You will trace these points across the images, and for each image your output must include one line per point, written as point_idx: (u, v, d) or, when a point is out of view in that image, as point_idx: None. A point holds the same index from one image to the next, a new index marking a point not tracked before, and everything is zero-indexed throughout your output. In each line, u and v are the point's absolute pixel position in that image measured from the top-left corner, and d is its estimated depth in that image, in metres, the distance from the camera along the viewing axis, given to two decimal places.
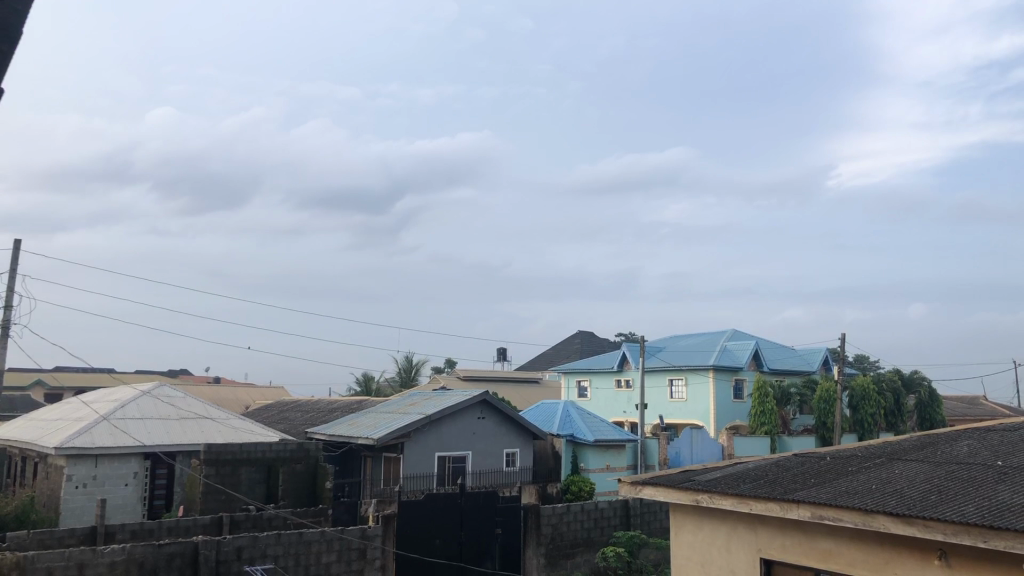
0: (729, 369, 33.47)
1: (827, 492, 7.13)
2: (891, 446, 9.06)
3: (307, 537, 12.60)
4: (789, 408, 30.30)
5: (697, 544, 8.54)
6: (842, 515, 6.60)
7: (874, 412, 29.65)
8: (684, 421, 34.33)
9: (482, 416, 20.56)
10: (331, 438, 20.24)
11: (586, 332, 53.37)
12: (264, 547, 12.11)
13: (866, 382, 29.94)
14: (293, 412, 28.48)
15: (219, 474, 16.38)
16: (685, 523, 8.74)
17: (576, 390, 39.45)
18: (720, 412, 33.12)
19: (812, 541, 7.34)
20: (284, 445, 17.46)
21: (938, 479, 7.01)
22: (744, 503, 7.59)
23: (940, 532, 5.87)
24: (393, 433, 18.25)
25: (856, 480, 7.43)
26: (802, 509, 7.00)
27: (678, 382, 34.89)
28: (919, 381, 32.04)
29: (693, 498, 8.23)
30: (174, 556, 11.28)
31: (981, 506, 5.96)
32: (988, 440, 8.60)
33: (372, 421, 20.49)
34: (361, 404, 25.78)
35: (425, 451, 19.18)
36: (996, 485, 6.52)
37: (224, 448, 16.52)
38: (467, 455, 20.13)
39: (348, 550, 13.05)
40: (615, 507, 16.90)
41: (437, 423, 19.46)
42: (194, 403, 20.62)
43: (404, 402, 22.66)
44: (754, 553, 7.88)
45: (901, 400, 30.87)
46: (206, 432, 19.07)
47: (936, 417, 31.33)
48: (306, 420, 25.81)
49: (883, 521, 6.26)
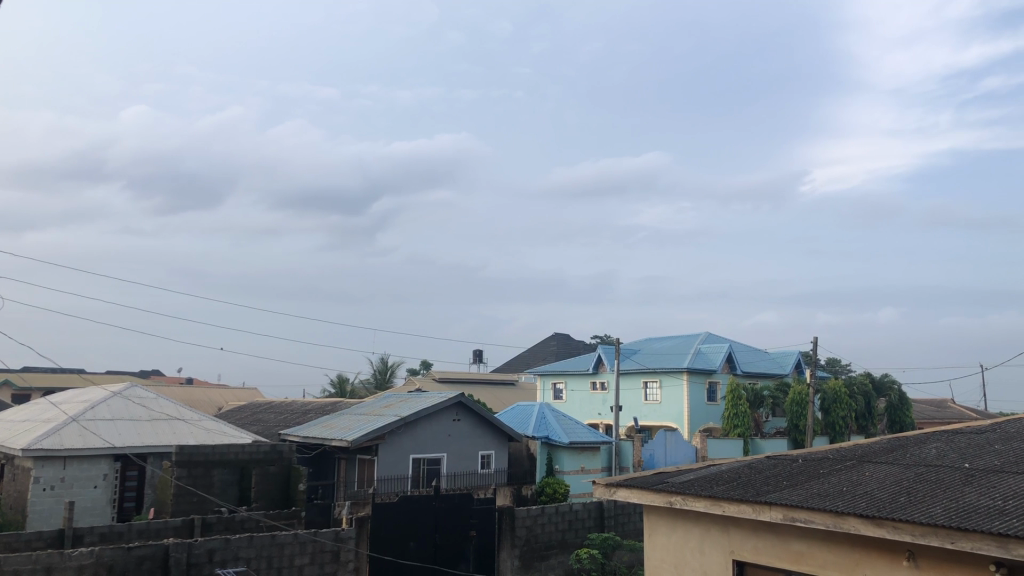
0: (703, 372, 33.69)
1: (798, 495, 7.19)
2: (861, 449, 9.16)
3: (280, 540, 12.49)
4: (762, 411, 30.56)
5: (671, 547, 8.59)
6: (813, 517, 6.67)
7: (845, 415, 29.98)
8: (658, 423, 34.49)
9: (457, 418, 20.53)
10: (304, 440, 20.11)
11: (561, 335, 53.43)
12: (236, 550, 12.00)
13: (837, 386, 30.25)
14: (266, 414, 28.25)
15: (191, 476, 16.22)
16: (659, 525, 8.79)
17: (552, 392, 39.51)
18: (694, 415, 33.33)
19: (784, 543, 7.41)
20: (257, 446, 17.31)
21: (907, 481, 7.10)
22: (717, 505, 7.64)
23: (910, 533, 5.94)
24: (368, 434, 18.16)
25: (828, 483, 7.51)
26: (774, 511, 7.05)
27: (652, 385, 35.06)
28: (889, 385, 32.41)
29: (667, 499, 8.27)
30: (144, 559, 11.12)
31: (948, 507, 6.07)
32: (956, 442, 8.73)
33: (347, 422, 20.40)
34: (335, 406, 25.66)
35: (400, 452, 19.11)
36: (964, 487, 6.63)
37: (196, 449, 16.35)
38: (442, 457, 20.09)
39: (321, 552, 12.96)
40: (590, 509, 16.94)
41: (412, 424, 19.40)
42: (167, 404, 20.40)
43: (378, 404, 22.50)
44: (727, 555, 7.93)
45: (872, 403, 31.24)
46: (178, 433, 18.87)
47: (906, 420, 31.71)
48: (279, 422, 25.63)
49: (853, 522, 6.34)
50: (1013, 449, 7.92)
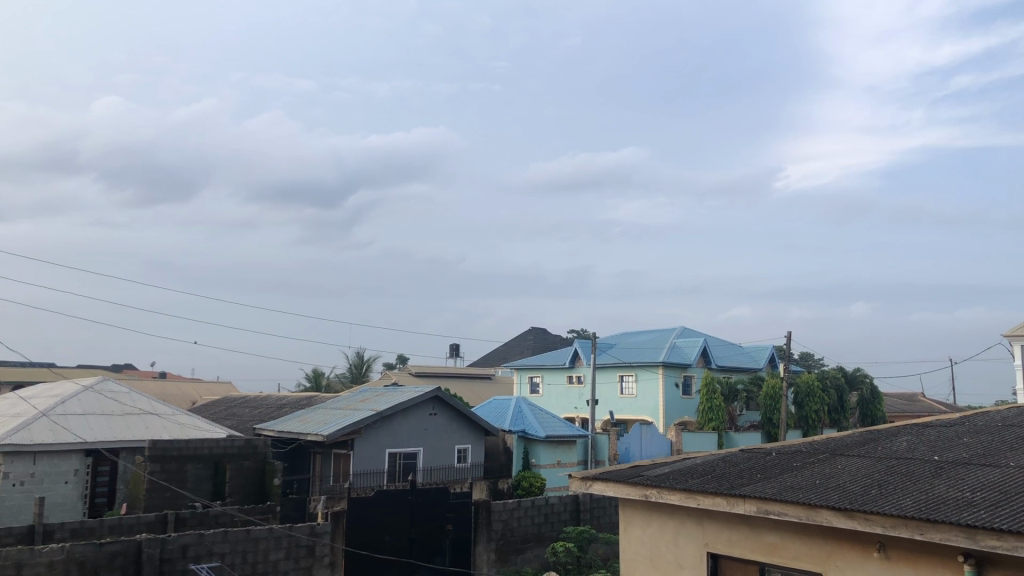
0: (678, 366, 33.90)
1: (772, 487, 7.27)
2: (833, 442, 9.28)
3: (255, 534, 12.45)
4: (736, 404, 30.82)
5: (646, 539, 8.65)
6: (787, 510, 6.75)
7: (818, 409, 30.33)
8: (634, 417, 34.68)
9: (434, 412, 20.51)
10: (279, 434, 20.00)
11: (538, 329, 53.51)
12: (210, 545, 11.92)
13: (810, 380, 30.59)
14: (241, 408, 28.05)
15: (164, 471, 16.05)
16: (634, 518, 8.85)
17: (528, 386, 39.59)
18: (669, 409, 33.55)
19: (757, 535, 7.48)
20: (231, 441, 17.20)
21: (878, 474, 7.20)
22: (692, 498, 7.70)
23: (880, 525, 6.03)
24: (343, 429, 18.09)
25: (801, 476, 7.60)
26: (748, 503, 7.12)
27: (628, 378, 35.24)
28: (861, 379, 32.79)
29: (642, 492, 8.32)
30: (116, 555, 10.98)
31: (918, 500, 6.16)
32: (926, 435, 8.87)
33: (322, 416, 20.30)
34: (310, 400, 25.56)
35: (376, 447, 19.06)
36: (933, 479, 6.73)
37: (170, 444, 16.20)
38: (418, 451, 20.07)
39: (296, 547, 12.88)
40: (566, 503, 17.02)
41: (388, 419, 19.35)
42: (139, 398, 20.19)
43: (354, 398, 22.42)
44: (701, 548, 8.01)
45: (844, 397, 31.60)
46: (151, 428, 18.70)
47: (877, 413, 32.12)
48: (254, 416, 25.47)
49: (826, 515, 6.42)
50: (982, 443, 8.05)
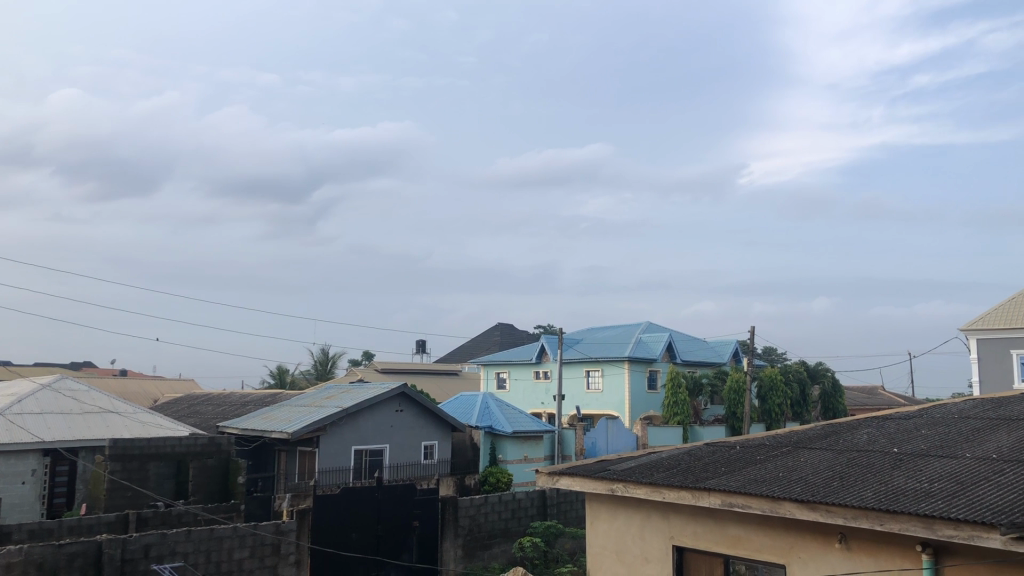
0: (644, 360, 34.15)
1: (736, 480, 7.36)
2: (797, 435, 9.42)
3: (219, 533, 12.30)
4: (701, 398, 31.15)
5: (612, 533, 8.71)
6: (750, 502, 6.84)
7: (781, 402, 30.75)
8: (600, 412, 34.87)
9: (400, 409, 20.43)
10: (243, 432, 19.77)
11: (505, 325, 53.54)
12: (173, 544, 11.75)
13: (773, 373, 31.01)
14: (203, 406, 27.69)
15: (125, 470, 15.79)
16: (601, 512, 8.90)
17: (495, 381, 39.61)
18: (634, 403, 33.80)
19: (721, 527, 7.57)
20: (194, 439, 16.97)
21: (839, 466, 7.32)
22: (658, 492, 7.76)
23: (841, 516, 6.13)
24: (308, 426, 17.94)
25: (764, 469, 7.70)
26: (712, 497, 7.20)
27: (594, 373, 35.41)
28: (823, 372, 33.31)
29: (609, 487, 8.37)
30: (76, 556, 10.78)
31: (878, 491, 6.28)
32: (886, 428, 9.04)
33: (287, 414, 20.11)
34: (275, 397, 25.30)
35: (342, 444, 18.93)
36: (892, 471, 6.86)
37: (131, 443, 15.95)
38: (385, 448, 19.99)
39: (261, 545, 12.75)
40: (532, 498, 17.06)
41: (354, 416, 19.24)
42: (98, 397, 19.83)
43: (320, 395, 22.25)
44: (667, 541, 8.08)
45: (806, 390, 32.09)
46: (111, 426, 18.39)
47: (839, 406, 32.65)
48: (217, 414, 25.14)
49: (788, 507, 6.51)
50: (940, 434, 8.22)
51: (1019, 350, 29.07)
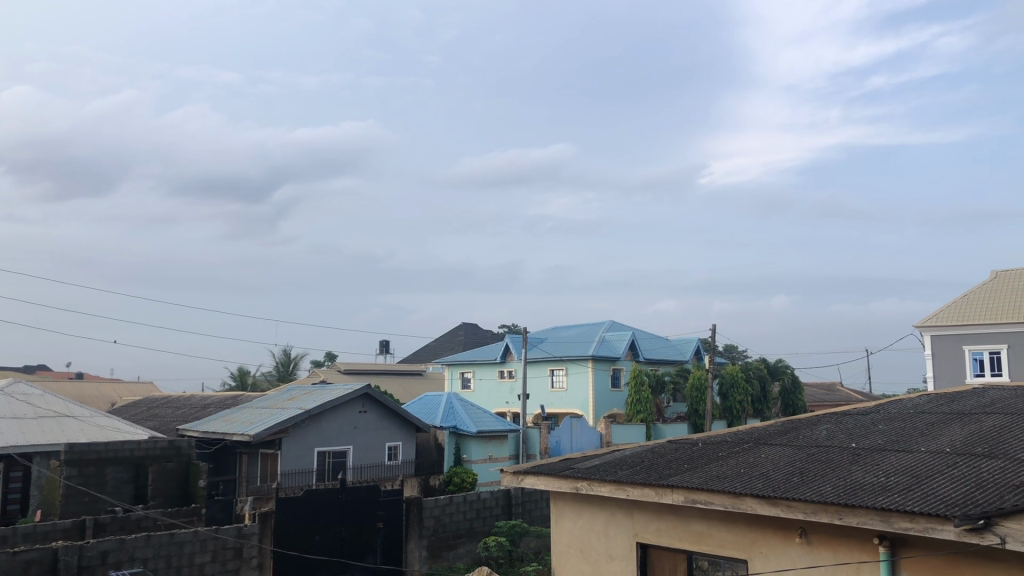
0: (607, 359, 34.35)
1: (699, 477, 7.44)
2: (757, 432, 9.54)
3: (179, 538, 12.08)
4: (663, 396, 31.44)
5: (577, 531, 8.76)
6: (712, 499, 6.92)
7: (742, 399, 31.12)
8: (564, 410, 35.01)
9: (363, 410, 20.31)
10: (203, 435, 19.50)
11: (470, 324, 53.48)
12: (132, 550, 11.56)
13: (734, 371, 31.37)
14: (163, 408, 27.26)
15: (82, 475, 15.48)
16: (566, 511, 8.95)
17: (459, 381, 39.56)
18: (598, 401, 33.98)
19: (685, 524, 7.65)
20: (153, 442, 16.70)
21: (800, 462, 7.44)
22: (622, 489, 7.82)
23: (801, 511, 6.23)
24: (270, 428, 17.73)
25: (726, 465, 7.79)
26: (676, 494, 7.28)
27: (558, 372, 35.53)
28: (783, 369, 33.79)
29: (574, 485, 8.40)
30: (32, 563, 10.49)
31: (837, 486, 6.39)
32: (844, 423, 9.21)
33: (249, 416, 19.87)
34: (236, 400, 24.97)
35: (305, 446, 18.76)
36: (851, 466, 6.98)
37: (88, 447, 15.63)
38: (348, 449, 19.86)
39: (223, 549, 12.58)
40: (497, 497, 17.07)
41: (316, 418, 19.07)
42: (53, 400, 19.41)
43: (282, 396, 22.02)
44: (631, 538, 8.14)
45: (766, 387, 32.52)
46: (67, 431, 18.01)
47: (798, 403, 33.18)
48: (177, 417, 24.78)
49: (750, 503, 6.60)
50: (896, 429, 8.40)
51: (972, 346, 29.76)
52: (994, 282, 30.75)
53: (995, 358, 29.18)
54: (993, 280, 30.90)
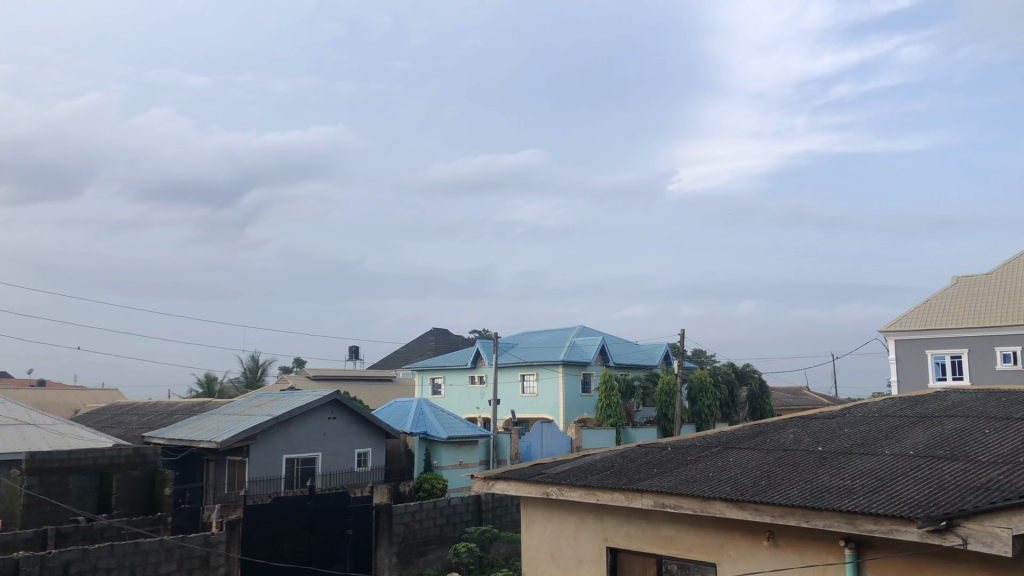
0: (578, 364, 34.44)
1: (668, 481, 7.49)
2: (725, 436, 9.64)
3: (144, 547, 11.89)
4: (633, 401, 31.62)
5: (547, 536, 8.77)
6: (682, 503, 6.97)
7: (710, 404, 31.41)
8: (534, 416, 35.07)
9: (332, 416, 20.16)
10: (169, 442, 19.23)
11: (440, 329, 53.33)
12: (95, 560, 11.34)
13: (703, 375, 31.63)
14: (128, 416, 26.85)
15: (44, 484, 15.18)
16: (536, 516, 8.95)
17: (429, 387, 39.45)
18: (568, 407, 34.06)
19: (654, 528, 7.68)
20: (117, 450, 16.39)
21: (768, 466, 7.52)
22: (592, 494, 7.84)
23: (769, 514, 6.29)
24: (237, 435, 17.53)
25: (695, 469, 7.85)
26: (646, 498, 7.31)
27: (529, 377, 35.56)
28: (750, 374, 34.15)
29: (544, 490, 8.41)
30: None
31: (804, 489, 6.47)
32: (811, 427, 9.33)
33: (216, 423, 19.64)
34: (203, 406, 24.67)
35: (272, 453, 18.56)
36: (818, 469, 7.08)
37: (49, 456, 15.33)
38: (317, 456, 19.69)
39: (189, 558, 12.36)
40: (467, 503, 17.03)
41: (285, 424, 18.89)
42: (15, 409, 19.04)
43: (250, 403, 21.79)
44: (601, 543, 8.17)
45: (734, 391, 32.83)
46: (28, 439, 17.67)
47: (765, 407, 33.51)
48: (142, 424, 24.43)
49: (719, 506, 6.66)
50: (861, 432, 8.52)
51: (934, 350, 30.31)
52: (956, 288, 31.26)
53: (957, 362, 29.76)
54: (955, 285, 31.43)
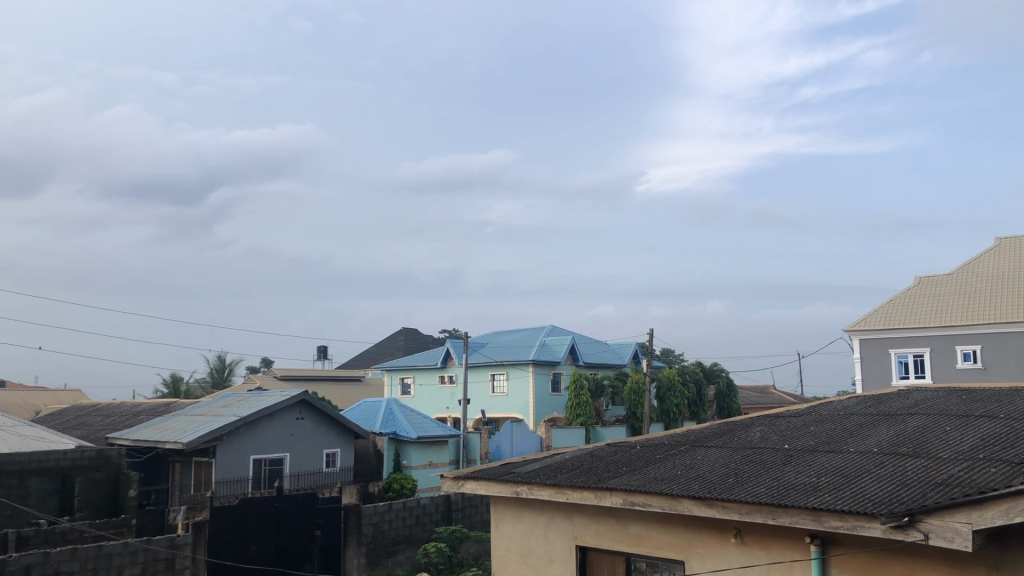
0: (548, 364, 34.52)
1: (637, 479, 7.54)
2: (694, 434, 9.71)
3: (108, 550, 11.69)
4: (602, 400, 31.77)
5: (517, 535, 8.78)
6: (650, 501, 7.02)
7: (678, 402, 31.66)
8: (504, 415, 35.09)
9: (300, 416, 20.00)
10: (134, 444, 18.96)
11: (409, 329, 53.15)
12: (56, 564, 11.13)
13: (671, 374, 31.87)
14: (91, 417, 26.40)
15: (4, 488, 14.89)
16: (506, 515, 8.96)
17: (399, 387, 39.28)
18: (538, 406, 34.13)
19: (623, 526, 7.73)
20: (80, 452, 16.09)
21: (735, 463, 7.61)
22: (562, 493, 7.87)
23: (737, 512, 6.36)
24: (204, 436, 17.32)
25: (663, 467, 7.91)
26: (614, 496, 7.35)
27: (499, 377, 35.57)
28: (718, 372, 34.49)
29: (514, 489, 8.41)
30: None
31: (770, 486, 6.54)
32: (777, 425, 9.44)
33: (181, 424, 19.39)
34: (169, 407, 24.35)
35: (239, 454, 18.37)
36: (784, 467, 7.16)
37: (9, 458, 15.02)
38: (284, 457, 19.52)
39: (153, 561, 12.17)
40: (437, 503, 16.99)
41: (252, 425, 18.70)
42: None
43: (216, 403, 21.57)
44: (571, 541, 8.20)
45: (702, 390, 33.12)
46: None
47: (732, 405, 33.87)
48: (106, 425, 24.06)
49: (687, 504, 6.71)
50: (826, 430, 8.64)
51: (897, 349, 30.86)
52: (918, 288, 31.81)
53: (919, 361, 30.33)
54: (917, 285, 31.99)
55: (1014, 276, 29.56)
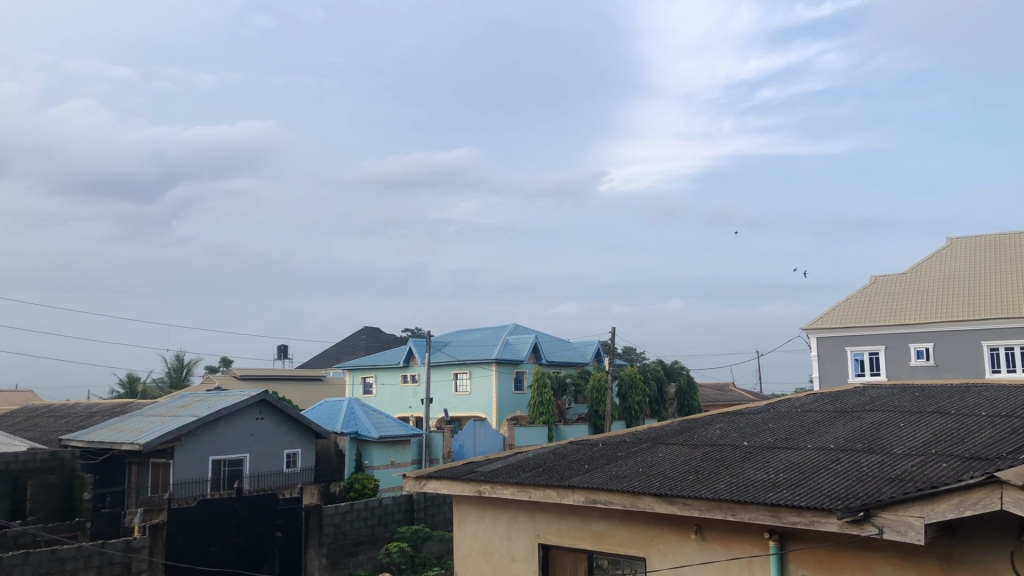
0: (510, 363, 34.55)
1: (598, 478, 7.58)
2: (654, 432, 9.79)
3: (61, 554, 11.42)
4: (564, 398, 31.89)
5: (479, 534, 8.78)
6: (612, 498, 7.06)
7: (640, 400, 31.90)
8: (467, 414, 35.06)
9: (260, 416, 19.77)
10: (88, 445, 18.57)
11: (371, 328, 52.80)
12: (8, 568, 10.86)
13: (633, 372, 32.09)
14: (44, 418, 25.79)
15: None
16: (468, 514, 8.95)
17: (361, 387, 39.01)
18: (501, 405, 34.14)
19: (585, 524, 7.77)
20: (32, 454, 15.72)
21: (695, 460, 7.69)
22: (524, 491, 7.88)
23: (697, 509, 6.43)
24: (162, 437, 17.04)
25: (625, 465, 7.95)
26: (577, 494, 7.38)
27: (461, 376, 35.51)
28: (679, 370, 34.84)
29: (476, 488, 8.40)
30: None
31: (729, 483, 6.63)
32: (736, 422, 9.56)
33: (138, 424, 19.04)
34: (125, 407, 23.89)
35: (198, 454, 18.11)
36: (743, 463, 7.26)
37: None
38: (244, 457, 19.27)
39: (109, 565, 11.95)
40: (399, 503, 16.91)
41: (211, 426, 18.44)
42: None
43: (174, 403, 21.22)
44: (533, 540, 8.22)
45: (663, 388, 33.41)
46: None
47: (692, 403, 34.26)
48: (60, 426, 23.53)
49: (648, 501, 6.77)
50: (784, 427, 8.76)
51: (853, 346, 31.45)
52: (874, 287, 32.41)
53: (874, 358, 30.94)
54: (872, 284, 32.58)
55: (965, 278, 30.28)
